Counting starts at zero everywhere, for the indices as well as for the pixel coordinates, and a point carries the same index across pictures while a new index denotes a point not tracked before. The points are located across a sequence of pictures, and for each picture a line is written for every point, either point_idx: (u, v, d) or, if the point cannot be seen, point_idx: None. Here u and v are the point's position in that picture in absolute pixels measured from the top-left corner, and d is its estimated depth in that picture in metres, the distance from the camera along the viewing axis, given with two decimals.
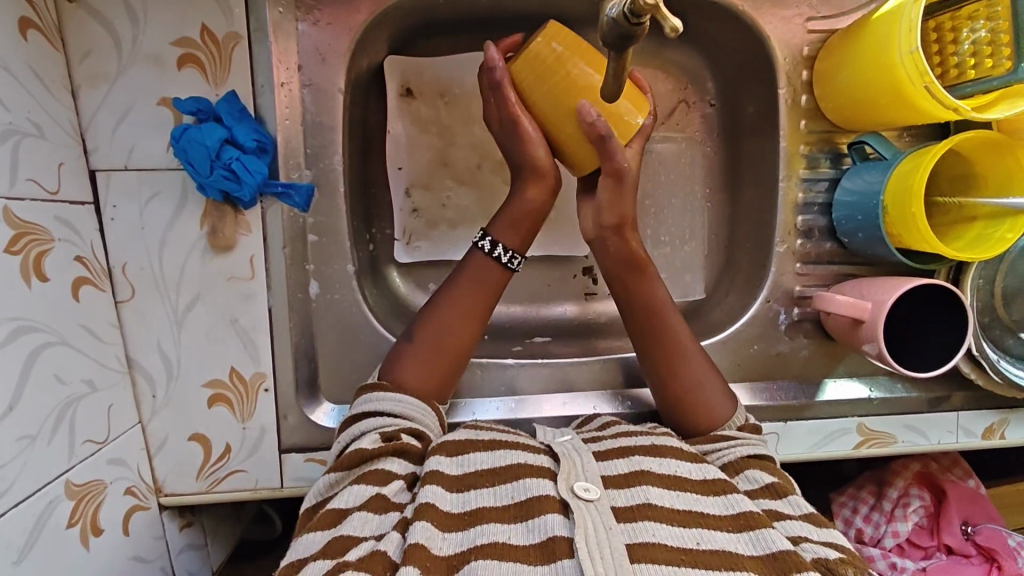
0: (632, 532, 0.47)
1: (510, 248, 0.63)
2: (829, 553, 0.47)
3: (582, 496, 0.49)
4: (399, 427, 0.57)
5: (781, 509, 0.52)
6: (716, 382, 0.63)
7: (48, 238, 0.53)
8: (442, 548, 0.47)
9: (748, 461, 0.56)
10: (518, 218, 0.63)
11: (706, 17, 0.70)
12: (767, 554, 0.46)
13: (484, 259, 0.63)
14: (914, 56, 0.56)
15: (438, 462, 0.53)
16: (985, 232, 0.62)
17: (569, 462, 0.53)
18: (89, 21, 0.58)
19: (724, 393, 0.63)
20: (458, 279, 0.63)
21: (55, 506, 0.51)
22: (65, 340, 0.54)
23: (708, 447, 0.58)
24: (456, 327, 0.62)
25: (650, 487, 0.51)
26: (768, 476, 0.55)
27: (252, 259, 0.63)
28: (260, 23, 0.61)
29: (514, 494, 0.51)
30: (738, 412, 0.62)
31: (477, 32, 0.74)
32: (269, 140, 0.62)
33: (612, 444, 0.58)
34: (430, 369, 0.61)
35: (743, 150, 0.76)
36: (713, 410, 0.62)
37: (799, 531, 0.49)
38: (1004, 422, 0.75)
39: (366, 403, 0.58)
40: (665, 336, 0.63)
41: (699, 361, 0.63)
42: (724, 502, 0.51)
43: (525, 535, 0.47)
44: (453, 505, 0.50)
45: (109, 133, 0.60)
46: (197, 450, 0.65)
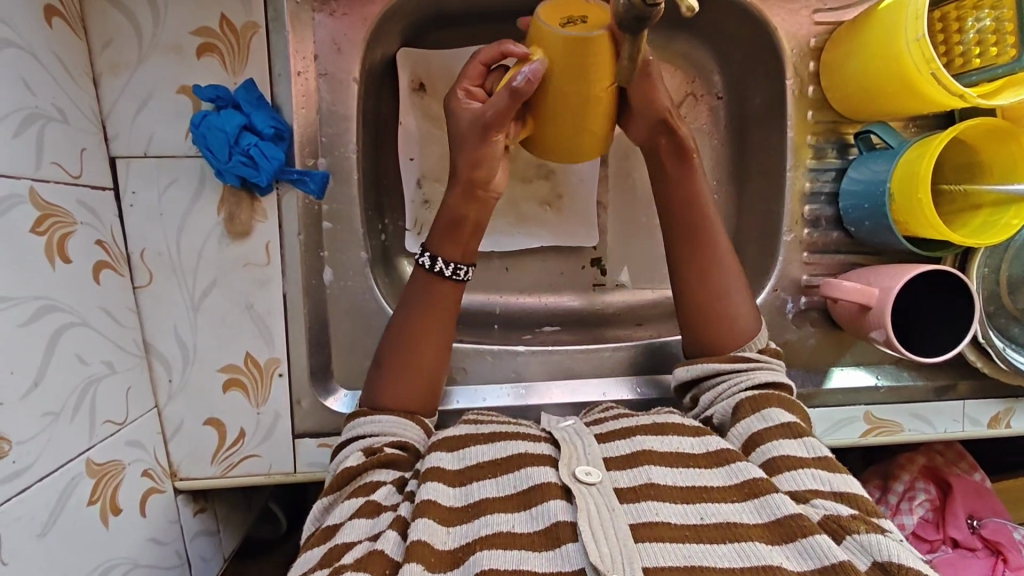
0: (634, 513, 0.48)
1: (453, 261, 0.62)
2: (841, 509, 0.48)
3: (583, 480, 0.50)
4: (379, 443, 0.57)
5: (797, 453, 0.52)
6: (747, 302, 0.64)
7: (71, 221, 0.54)
8: (445, 542, 0.48)
9: (766, 397, 0.56)
10: (454, 229, 0.61)
11: (714, 10, 0.71)
12: (772, 520, 0.47)
13: (422, 276, 0.62)
14: (920, 44, 0.57)
15: (437, 458, 0.54)
16: (990, 220, 0.63)
17: (570, 446, 0.54)
18: (112, 10, 0.59)
19: (752, 313, 0.64)
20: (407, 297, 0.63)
21: (77, 483, 0.52)
22: (86, 322, 0.55)
23: (727, 369, 0.60)
24: (427, 339, 0.62)
25: (651, 467, 0.52)
26: (784, 415, 0.54)
27: (267, 245, 0.64)
28: (278, 13, 0.62)
29: (516, 483, 0.51)
30: (761, 334, 0.63)
31: (488, 24, 0.75)
32: (286, 128, 0.63)
33: (615, 425, 0.58)
34: (405, 384, 0.61)
35: (750, 142, 0.77)
36: (738, 328, 0.63)
37: (810, 484, 0.50)
38: (1010, 410, 0.76)
39: (356, 428, 0.59)
40: (703, 242, 0.64)
41: (735, 279, 0.64)
42: (728, 472, 0.51)
43: (528, 521, 0.48)
44: (455, 500, 0.51)
45: (129, 120, 0.61)
46: (211, 434, 0.66)
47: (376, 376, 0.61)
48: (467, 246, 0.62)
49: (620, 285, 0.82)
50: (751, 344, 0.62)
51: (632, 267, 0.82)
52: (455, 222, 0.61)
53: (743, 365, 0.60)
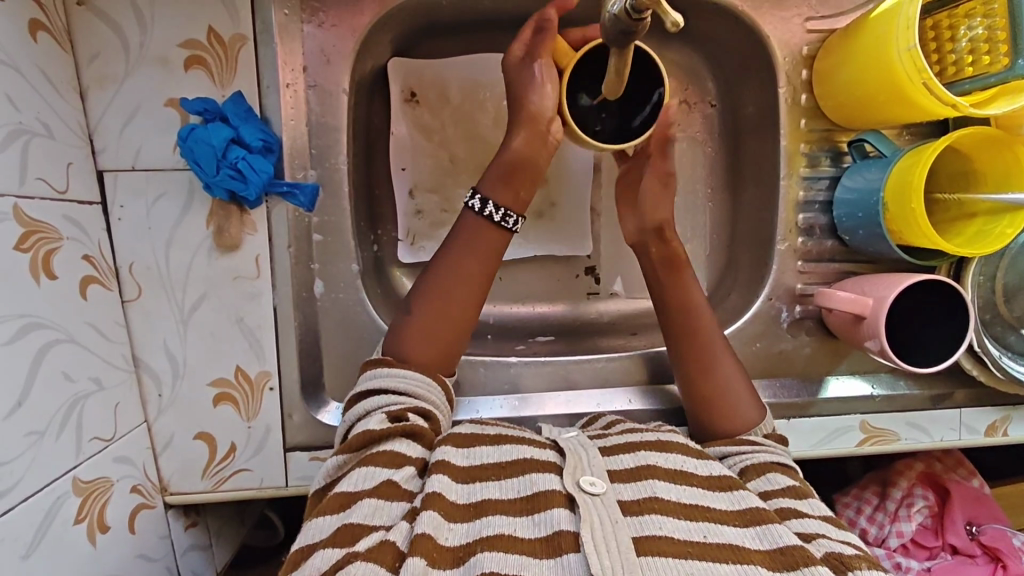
0: (638, 526, 0.47)
1: (503, 206, 0.61)
2: (844, 548, 0.47)
3: (587, 490, 0.49)
4: (405, 405, 0.56)
5: (800, 508, 0.52)
6: (748, 390, 0.64)
7: (57, 237, 0.54)
8: (448, 539, 0.47)
9: (769, 466, 0.56)
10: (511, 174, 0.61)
11: (706, 18, 0.71)
12: (774, 548, 0.46)
13: (480, 221, 0.61)
14: (912, 53, 0.57)
15: (446, 453, 0.53)
16: (986, 227, 0.62)
17: (575, 457, 0.53)
18: (98, 23, 0.59)
19: (754, 399, 0.63)
20: (452, 240, 0.62)
21: (62, 502, 0.52)
22: (73, 338, 0.54)
23: (731, 448, 0.59)
24: (460, 289, 0.61)
25: (655, 481, 0.52)
26: (788, 480, 0.55)
27: (257, 259, 0.64)
28: (266, 25, 0.62)
29: (521, 488, 0.51)
30: (766, 418, 0.62)
31: (478, 33, 0.74)
32: (275, 140, 0.63)
33: (617, 440, 0.58)
34: (432, 338, 0.60)
35: (744, 149, 0.76)
36: (742, 415, 0.62)
37: (814, 527, 0.49)
38: (1007, 419, 0.75)
39: (376, 376, 0.58)
40: (696, 336, 0.64)
41: (731, 367, 0.64)
42: (730, 498, 0.51)
43: (532, 528, 0.48)
44: (459, 496, 0.50)
45: (116, 134, 0.60)
46: (202, 448, 0.66)
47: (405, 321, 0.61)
48: (522, 195, 0.62)
49: (614, 294, 0.81)
50: (758, 427, 0.62)
51: (626, 276, 0.81)
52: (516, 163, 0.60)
53: (746, 445, 0.59)
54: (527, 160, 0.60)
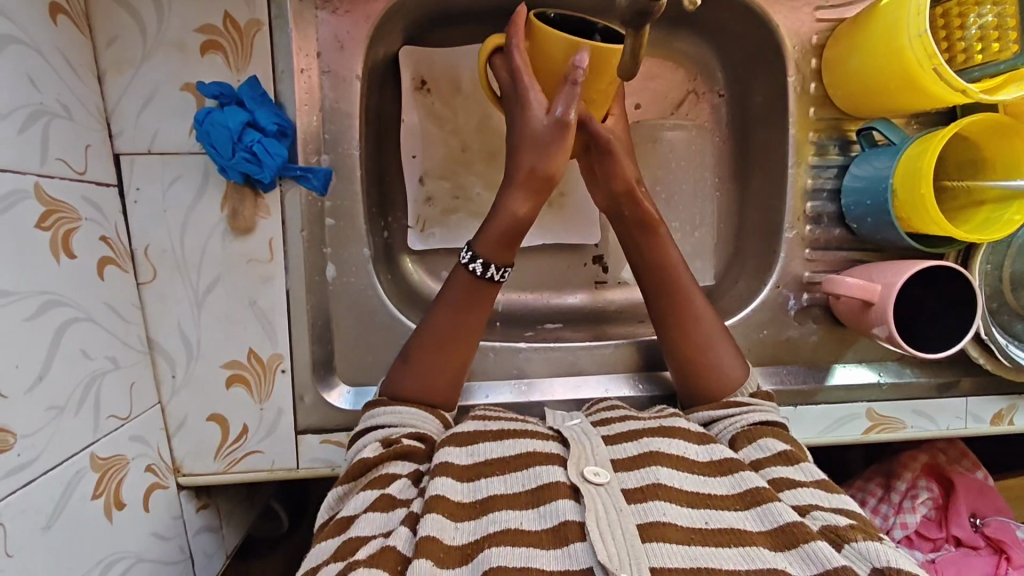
0: (642, 513, 0.48)
1: (503, 266, 0.61)
2: (839, 519, 0.47)
3: (591, 480, 0.50)
4: (399, 433, 0.58)
5: (794, 476, 0.52)
6: (731, 355, 0.65)
7: (75, 216, 0.54)
8: (454, 538, 0.48)
9: (762, 430, 0.57)
10: (504, 234, 0.60)
11: (716, 7, 0.72)
12: (775, 528, 0.47)
13: (466, 275, 0.62)
14: (923, 39, 0.57)
15: (447, 453, 0.54)
16: (994, 215, 0.63)
17: (579, 446, 0.54)
18: (117, 8, 0.60)
19: (737, 360, 0.64)
20: (444, 295, 0.63)
21: (80, 478, 0.52)
22: (90, 317, 0.55)
23: (721, 413, 0.61)
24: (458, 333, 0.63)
25: (660, 468, 0.52)
26: (781, 445, 0.55)
27: (270, 242, 0.64)
28: (281, 11, 0.62)
29: (525, 481, 0.51)
30: (750, 378, 0.64)
31: (490, 22, 0.75)
32: (289, 125, 0.64)
33: (622, 428, 0.59)
34: (430, 380, 0.62)
35: (752, 139, 0.77)
36: (724, 376, 0.64)
37: (810, 499, 0.50)
38: (1012, 408, 0.75)
39: (376, 417, 0.59)
40: (676, 291, 0.65)
41: (713, 326, 0.65)
42: (731, 481, 0.52)
43: (537, 520, 0.48)
44: (463, 496, 0.51)
45: (133, 117, 0.61)
46: (215, 430, 0.66)
47: (401, 369, 0.62)
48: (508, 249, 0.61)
49: (622, 282, 0.82)
50: (741, 390, 0.63)
51: None
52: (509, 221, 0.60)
53: (737, 407, 0.60)
54: (519, 222, 0.60)
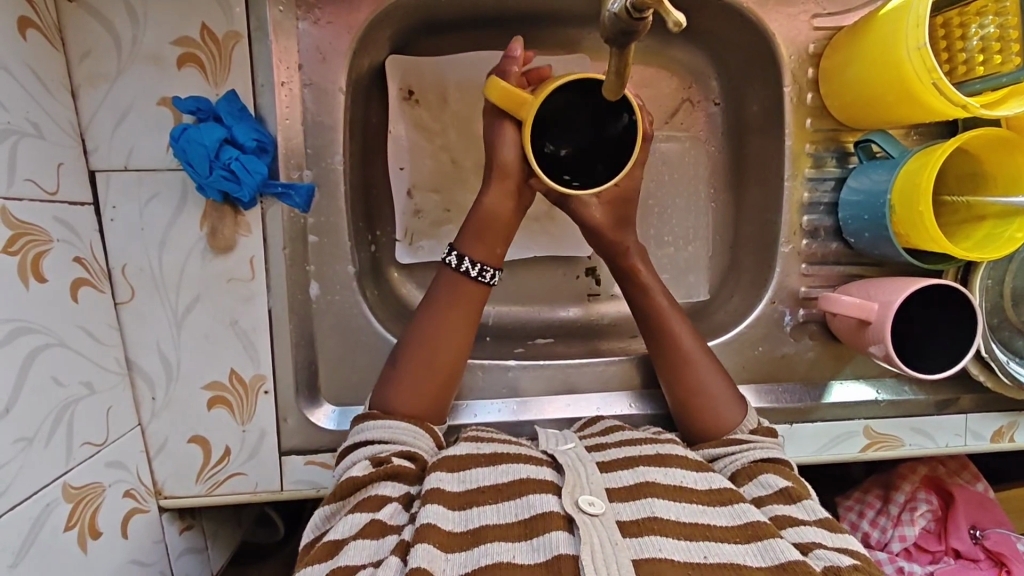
0: (637, 547, 0.46)
1: (479, 261, 0.62)
2: (842, 560, 0.46)
3: (587, 510, 0.48)
4: (388, 451, 0.56)
5: (795, 515, 0.51)
6: (730, 391, 0.63)
7: (46, 238, 0.53)
8: (445, 569, 0.46)
9: (762, 465, 0.56)
10: (483, 229, 0.62)
11: (709, 15, 0.70)
12: (776, 565, 0.45)
13: (458, 277, 0.62)
14: (922, 52, 0.55)
15: (439, 479, 0.53)
16: (994, 232, 0.61)
17: (574, 474, 0.52)
18: (91, 21, 0.58)
19: (734, 398, 0.63)
20: (433, 297, 0.62)
21: (52, 509, 0.51)
22: (63, 342, 0.54)
23: (719, 452, 0.59)
24: (446, 337, 0.61)
25: (655, 499, 0.50)
26: (780, 481, 0.54)
27: (251, 260, 0.63)
28: (261, 22, 0.60)
29: (518, 512, 0.50)
30: (749, 415, 0.62)
31: (478, 31, 0.73)
32: (269, 140, 0.62)
33: (617, 454, 0.57)
34: (417, 388, 0.60)
35: (747, 149, 0.75)
36: (721, 415, 0.62)
37: (813, 537, 0.49)
38: (1013, 424, 0.74)
39: (365, 432, 0.57)
40: (664, 329, 0.64)
41: (707, 366, 0.64)
42: (730, 512, 0.50)
43: (530, 553, 0.46)
44: (455, 525, 0.49)
45: (108, 133, 0.59)
46: (196, 452, 0.65)
47: (390, 377, 0.61)
48: (496, 248, 0.63)
49: (614, 296, 0.81)
50: (740, 428, 0.61)
51: None
52: (487, 220, 0.62)
53: (735, 445, 0.58)
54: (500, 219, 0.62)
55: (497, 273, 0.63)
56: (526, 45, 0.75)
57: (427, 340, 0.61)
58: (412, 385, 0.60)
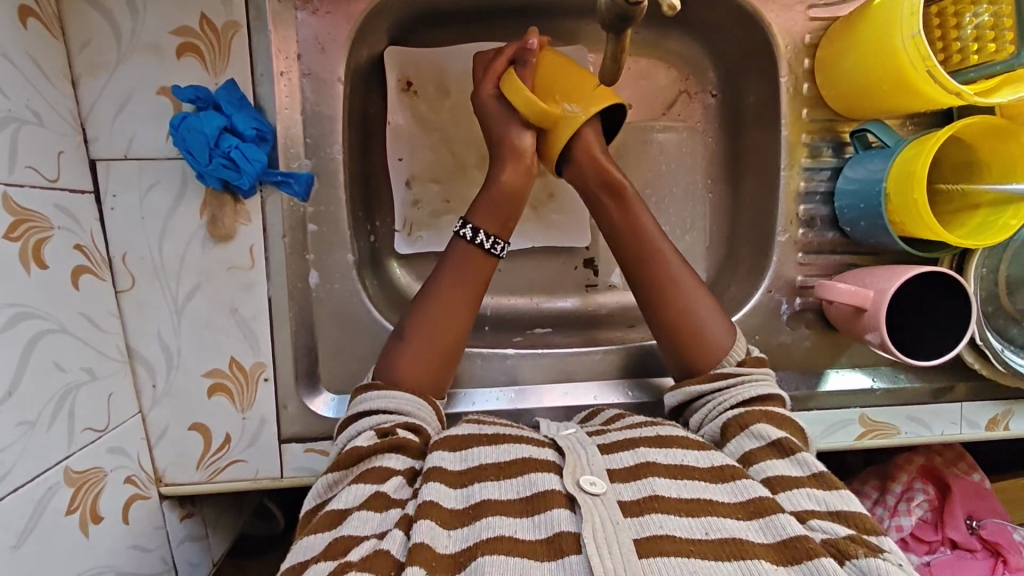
0: (639, 527, 0.47)
1: (492, 234, 0.63)
2: (839, 531, 0.46)
3: (588, 490, 0.49)
4: (394, 421, 0.57)
5: (789, 472, 0.51)
6: (718, 315, 0.64)
7: (47, 225, 0.53)
8: (447, 545, 0.47)
9: (753, 414, 0.56)
10: (499, 202, 0.64)
11: (705, 6, 0.70)
12: (779, 542, 0.45)
13: (469, 248, 0.63)
14: (917, 40, 0.56)
15: (440, 458, 0.53)
16: (990, 219, 0.61)
17: (574, 455, 0.53)
18: (90, 11, 0.58)
19: (724, 325, 0.63)
20: (443, 267, 0.63)
21: (53, 493, 0.51)
22: (65, 328, 0.54)
23: (709, 389, 0.60)
24: (449, 308, 0.62)
25: (656, 479, 0.51)
26: (775, 432, 0.54)
27: (251, 249, 0.63)
28: (260, 12, 0.61)
29: (520, 489, 0.50)
30: (737, 342, 0.63)
31: (476, 22, 0.74)
32: (268, 129, 0.62)
33: (616, 437, 0.57)
34: (422, 362, 0.61)
35: (744, 140, 0.75)
36: (711, 343, 0.62)
37: (807, 503, 0.49)
38: (1008, 413, 0.74)
39: (366, 401, 0.58)
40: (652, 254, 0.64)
41: (697, 292, 0.64)
42: (732, 489, 0.50)
43: (533, 529, 0.47)
44: (456, 502, 0.50)
45: (109, 122, 0.60)
46: (196, 440, 0.65)
47: (396, 350, 0.61)
48: (509, 222, 0.64)
49: (612, 286, 0.81)
50: (729, 357, 0.62)
51: None
52: (503, 195, 0.63)
53: (724, 381, 0.60)
54: (516, 193, 0.64)
55: (508, 246, 0.64)
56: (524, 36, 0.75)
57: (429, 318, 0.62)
58: (416, 358, 0.61)
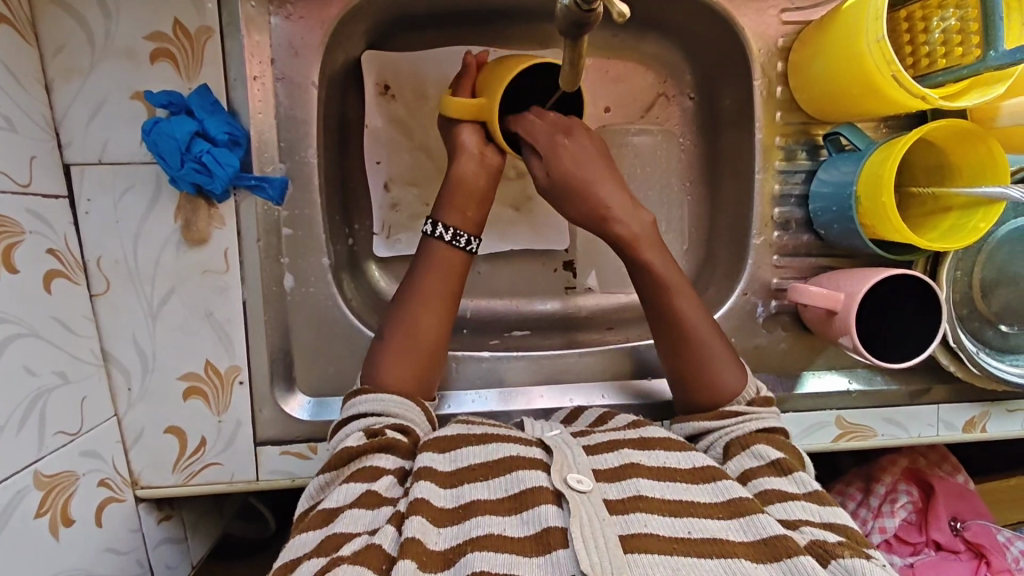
0: (624, 523, 0.47)
1: (453, 227, 0.64)
2: (827, 535, 0.47)
3: (576, 488, 0.49)
4: (383, 425, 0.57)
5: (785, 488, 0.52)
6: (730, 358, 0.63)
7: (18, 230, 0.53)
8: (436, 542, 0.47)
9: (755, 436, 0.57)
10: (456, 195, 0.65)
11: (679, 9, 0.70)
12: (758, 539, 0.46)
13: (437, 245, 0.64)
14: (881, 45, 0.56)
15: (430, 458, 0.53)
16: (959, 223, 0.61)
17: (560, 454, 0.52)
18: (63, 17, 0.59)
19: (735, 367, 0.62)
20: (415, 267, 0.64)
21: (23, 496, 0.52)
22: (36, 333, 0.54)
23: (710, 425, 0.59)
24: (430, 311, 0.63)
25: (640, 480, 0.51)
26: (775, 453, 0.55)
27: (225, 252, 0.63)
28: (233, 17, 0.61)
29: (507, 487, 0.51)
30: (749, 384, 0.62)
31: (453, 26, 0.74)
32: (242, 133, 0.62)
33: (602, 437, 0.57)
34: (409, 367, 0.61)
35: (721, 142, 0.76)
36: (722, 384, 0.61)
37: (799, 514, 0.49)
38: (985, 415, 0.74)
39: (356, 406, 0.58)
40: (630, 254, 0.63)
41: (707, 328, 0.63)
42: (714, 489, 0.51)
43: (520, 526, 0.47)
44: (446, 501, 0.50)
45: (83, 127, 0.60)
46: (172, 442, 0.66)
47: (377, 354, 0.61)
48: (468, 214, 0.65)
49: (590, 288, 0.81)
50: (740, 399, 0.61)
51: (600, 271, 0.81)
52: (457, 185, 0.65)
53: (729, 419, 0.59)
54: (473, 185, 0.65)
55: (477, 241, 0.65)
56: (501, 39, 0.76)
57: (408, 318, 0.62)
58: (402, 363, 0.61)
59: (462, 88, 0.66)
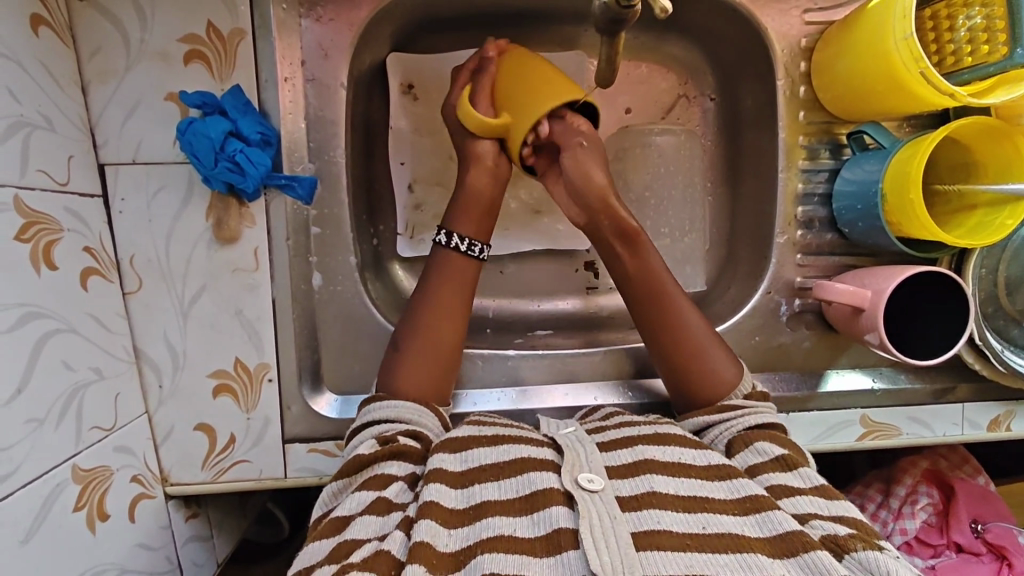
0: (636, 521, 0.47)
1: (468, 236, 0.66)
2: (838, 529, 0.46)
3: (586, 486, 0.49)
4: (392, 430, 0.57)
5: (789, 483, 0.52)
6: (723, 351, 0.64)
7: (57, 228, 0.54)
8: (447, 544, 0.47)
9: (756, 433, 0.57)
10: (469, 205, 0.67)
11: (702, 11, 0.71)
12: (774, 535, 0.45)
13: (448, 254, 0.65)
14: (908, 42, 0.57)
15: (440, 459, 0.53)
16: (986, 220, 0.62)
17: (572, 453, 0.53)
18: (100, 19, 0.60)
19: (728, 355, 0.64)
20: (429, 274, 0.66)
21: (61, 490, 0.52)
22: (73, 329, 0.55)
23: (715, 418, 0.60)
24: (441, 320, 0.64)
25: (654, 476, 0.51)
26: (776, 449, 0.55)
27: (255, 251, 0.64)
28: (265, 19, 0.62)
29: (519, 488, 0.50)
30: (744, 378, 0.63)
31: (477, 28, 0.75)
32: (273, 134, 0.63)
33: (617, 434, 0.57)
34: (420, 376, 0.62)
35: (742, 143, 0.76)
36: (715, 370, 0.63)
37: (807, 507, 0.49)
38: (1010, 413, 0.74)
39: (369, 414, 0.59)
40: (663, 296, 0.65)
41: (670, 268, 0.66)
42: (729, 486, 0.50)
43: (530, 527, 0.47)
44: (457, 502, 0.50)
45: (117, 127, 0.61)
46: (201, 440, 0.66)
47: (392, 361, 0.62)
48: (479, 223, 0.67)
49: (612, 288, 0.82)
50: (736, 391, 0.62)
51: None
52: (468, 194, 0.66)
53: (732, 411, 0.59)
54: (489, 200, 0.67)
55: (486, 247, 0.67)
56: (524, 41, 0.76)
57: (420, 329, 0.63)
58: (415, 371, 0.62)
59: (480, 97, 0.66)
